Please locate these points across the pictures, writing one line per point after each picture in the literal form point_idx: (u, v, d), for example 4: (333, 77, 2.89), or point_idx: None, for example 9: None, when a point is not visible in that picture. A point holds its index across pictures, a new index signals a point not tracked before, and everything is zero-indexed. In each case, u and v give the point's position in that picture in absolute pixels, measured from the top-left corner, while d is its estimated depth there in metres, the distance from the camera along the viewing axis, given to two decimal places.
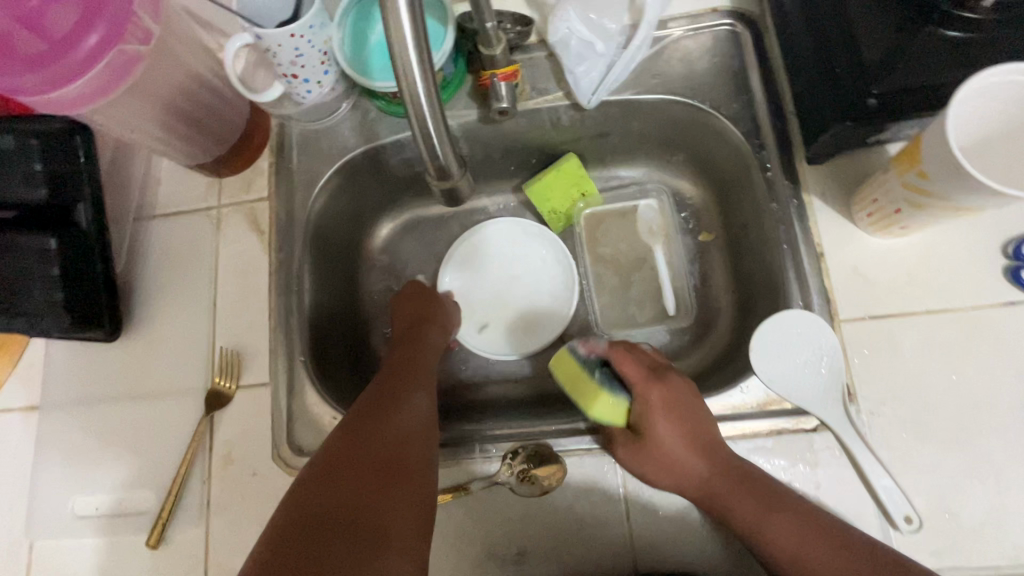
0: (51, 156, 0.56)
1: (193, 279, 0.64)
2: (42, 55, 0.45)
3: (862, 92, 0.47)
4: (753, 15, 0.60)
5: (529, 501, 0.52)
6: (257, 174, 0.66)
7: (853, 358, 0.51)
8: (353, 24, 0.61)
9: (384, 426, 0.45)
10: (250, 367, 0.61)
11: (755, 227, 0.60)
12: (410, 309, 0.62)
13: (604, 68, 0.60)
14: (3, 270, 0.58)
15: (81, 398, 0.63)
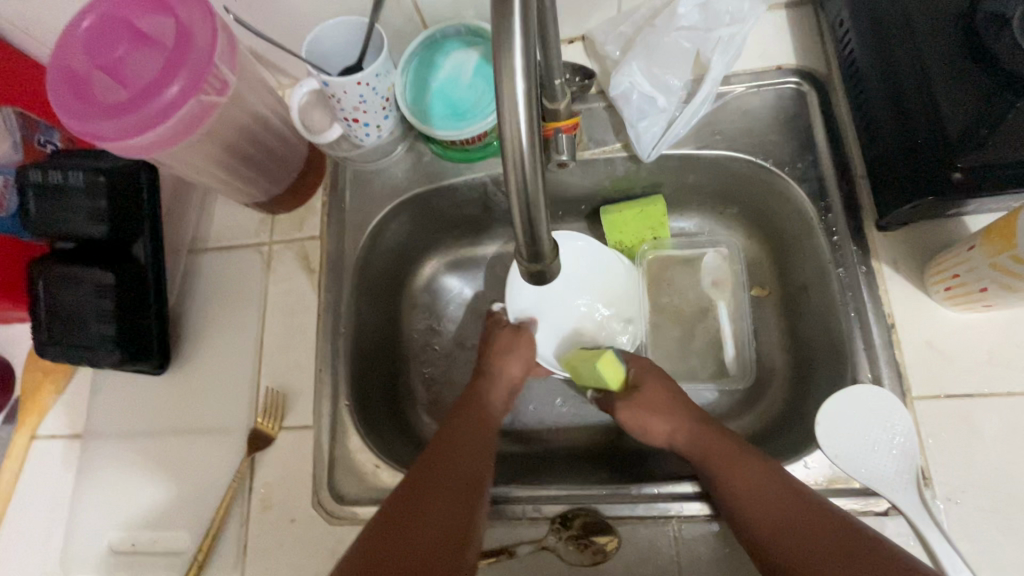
0: (117, 192, 0.56)
1: (241, 315, 0.64)
2: (126, 104, 0.46)
3: (946, 164, 0.45)
4: (819, 75, 0.59)
5: (578, 569, 0.50)
6: (310, 213, 0.66)
7: (927, 439, 0.48)
8: (415, 70, 0.61)
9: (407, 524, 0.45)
10: (294, 408, 0.60)
11: (817, 290, 0.58)
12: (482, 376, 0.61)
13: (665, 122, 0.60)
14: (60, 302, 0.57)
15: (124, 429, 0.63)
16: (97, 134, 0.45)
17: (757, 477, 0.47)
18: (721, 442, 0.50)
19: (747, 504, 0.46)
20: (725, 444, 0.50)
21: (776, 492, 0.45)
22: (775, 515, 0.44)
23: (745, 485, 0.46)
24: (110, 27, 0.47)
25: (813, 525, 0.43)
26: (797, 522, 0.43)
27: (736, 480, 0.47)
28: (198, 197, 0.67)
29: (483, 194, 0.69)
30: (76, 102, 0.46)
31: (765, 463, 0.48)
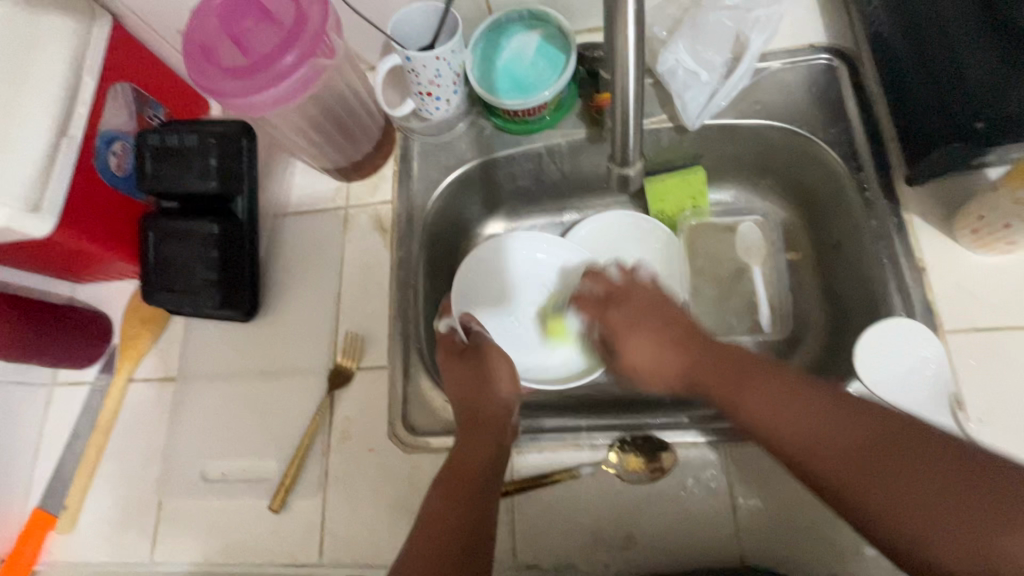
0: (224, 154, 0.65)
1: (320, 270, 0.71)
2: (249, 69, 0.53)
3: (970, 116, 0.51)
4: (848, 51, 0.65)
5: (636, 488, 0.55)
6: (382, 180, 0.73)
7: (959, 368, 0.53)
8: (483, 50, 0.68)
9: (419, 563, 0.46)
10: (370, 351, 0.66)
11: (850, 244, 0.64)
12: (459, 374, 0.58)
13: (708, 94, 0.66)
14: (172, 252, 0.66)
15: (214, 372, 0.70)
16: (223, 93, 0.53)
17: (776, 390, 0.45)
18: (731, 355, 0.49)
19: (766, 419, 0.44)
20: (718, 351, 0.49)
21: (824, 410, 0.43)
22: (822, 432, 0.42)
23: (772, 405, 0.44)
24: (238, 5, 0.55)
25: (881, 445, 0.40)
26: (876, 456, 0.40)
27: (761, 396, 0.45)
28: (281, 166, 0.75)
29: (537, 165, 0.76)
30: (208, 66, 0.54)
31: (794, 379, 0.45)
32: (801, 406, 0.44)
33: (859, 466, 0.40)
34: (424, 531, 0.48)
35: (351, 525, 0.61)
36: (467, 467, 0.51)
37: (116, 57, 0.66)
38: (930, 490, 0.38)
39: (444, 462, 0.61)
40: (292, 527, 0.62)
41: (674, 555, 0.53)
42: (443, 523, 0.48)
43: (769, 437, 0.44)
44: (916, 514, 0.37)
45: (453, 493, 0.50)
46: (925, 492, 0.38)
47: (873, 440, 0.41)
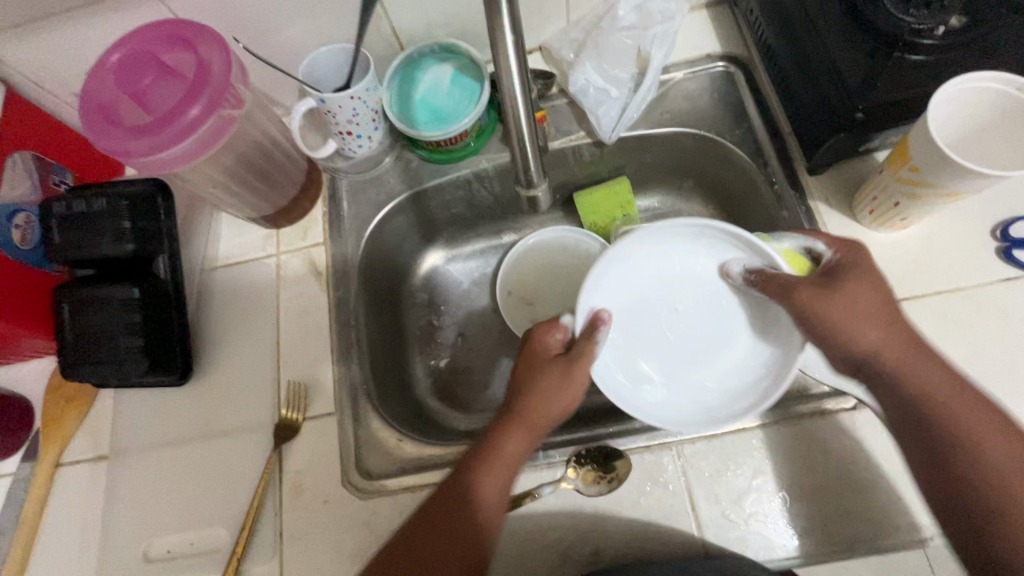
0: (139, 214, 0.62)
1: (257, 320, 0.69)
2: (151, 125, 0.52)
3: (851, 107, 0.54)
4: (742, 58, 0.70)
5: (597, 501, 0.55)
6: (312, 223, 0.72)
7: None
8: (398, 86, 0.69)
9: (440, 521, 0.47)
10: (316, 398, 0.64)
11: (769, 235, 0.67)
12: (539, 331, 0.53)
13: (620, 108, 0.69)
14: (88, 322, 0.62)
15: (150, 442, 0.66)
16: (126, 152, 0.51)
17: (949, 383, 0.43)
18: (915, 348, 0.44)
19: (959, 415, 0.42)
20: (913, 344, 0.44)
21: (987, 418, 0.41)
22: (998, 472, 0.40)
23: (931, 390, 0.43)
24: (135, 61, 0.54)
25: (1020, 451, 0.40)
26: None
27: (960, 417, 0.42)
28: (205, 220, 0.73)
29: (467, 192, 0.77)
30: (106, 125, 0.52)
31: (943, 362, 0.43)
32: (970, 398, 0.42)
33: (979, 438, 0.41)
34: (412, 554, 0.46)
35: None
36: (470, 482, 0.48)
37: (13, 126, 0.63)
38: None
39: (403, 503, 0.59)
40: None
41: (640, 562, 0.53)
42: (435, 542, 0.46)
43: (950, 439, 0.41)
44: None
45: (449, 510, 0.47)
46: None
47: (1000, 433, 0.41)
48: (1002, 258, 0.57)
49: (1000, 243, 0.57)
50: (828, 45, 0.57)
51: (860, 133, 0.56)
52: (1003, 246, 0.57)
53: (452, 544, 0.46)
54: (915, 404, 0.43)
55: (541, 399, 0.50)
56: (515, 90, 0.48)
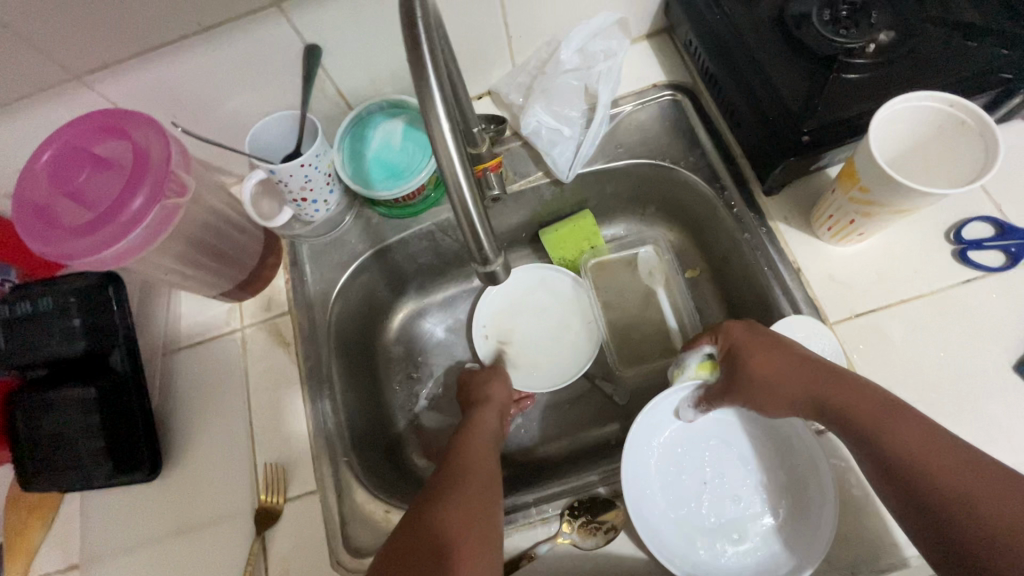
0: (88, 310, 0.59)
1: (226, 400, 0.66)
2: (92, 222, 0.50)
3: (795, 131, 0.56)
4: (687, 85, 0.71)
5: (595, 554, 0.53)
6: (276, 292, 0.70)
7: (852, 355, 0.56)
8: (349, 147, 0.69)
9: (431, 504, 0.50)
10: (296, 477, 0.62)
11: (734, 256, 0.68)
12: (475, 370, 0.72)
13: (574, 147, 0.70)
14: (44, 428, 0.59)
15: (123, 545, 0.62)
16: (68, 254, 0.49)
17: (821, 376, 0.49)
18: (782, 354, 0.52)
19: (849, 402, 0.47)
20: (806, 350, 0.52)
21: (881, 397, 0.46)
22: (902, 449, 0.43)
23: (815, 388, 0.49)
24: (68, 157, 0.52)
25: (903, 417, 0.44)
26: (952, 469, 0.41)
27: (853, 401, 0.47)
28: (164, 302, 0.70)
29: (432, 242, 0.76)
30: (44, 228, 0.50)
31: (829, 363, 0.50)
32: (849, 384, 0.48)
33: (870, 418, 0.46)
34: (403, 536, 0.48)
35: None
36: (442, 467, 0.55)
37: None
38: (933, 454, 0.42)
39: None
40: None
41: None
42: (422, 518, 0.48)
43: (859, 420, 0.46)
44: (929, 467, 0.42)
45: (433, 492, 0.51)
46: (945, 465, 0.41)
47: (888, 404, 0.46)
48: (959, 260, 0.58)
49: (956, 246, 0.58)
50: (767, 72, 0.59)
51: (809, 158, 0.56)
52: (958, 248, 0.58)
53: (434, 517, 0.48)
54: (820, 407, 0.49)
55: (490, 394, 0.65)
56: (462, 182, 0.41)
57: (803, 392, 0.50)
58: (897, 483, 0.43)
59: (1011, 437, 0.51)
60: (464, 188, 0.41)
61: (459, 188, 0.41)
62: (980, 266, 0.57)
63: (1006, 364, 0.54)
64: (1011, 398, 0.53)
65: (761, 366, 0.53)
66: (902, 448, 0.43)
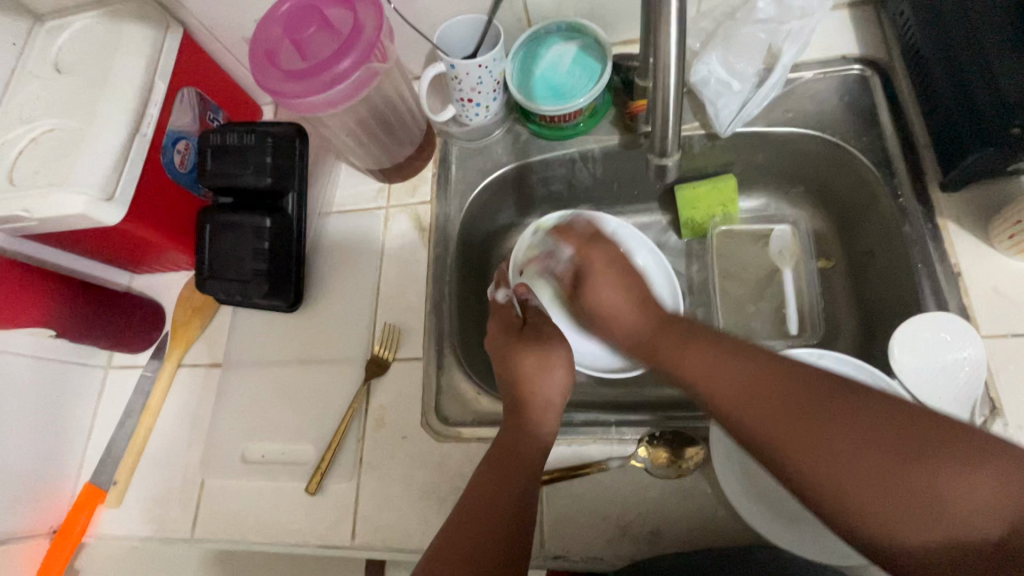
0: (278, 153, 0.69)
1: (361, 264, 0.74)
2: (306, 71, 0.58)
3: (1005, 125, 0.51)
4: (882, 62, 0.66)
5: (665, 484, 0.55)
6: (422, 182, 0.77)
7: (997, 373, 0.52)
8: (521, 60, 0.72)
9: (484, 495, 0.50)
10: (406, 343, 0.69)
11: (884, 250, 0.64)
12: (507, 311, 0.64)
13: (740, 103, 0.68)
14: (225, 244, 0.70)
15: (258, 359, 0.73)
16: (282, 93, 0.57)
17: (730, 365, 0.47)
18: (712, 351, 0.49)
19: (761, 427, 0.44)
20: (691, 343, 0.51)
21: (802, 391, 0.44)
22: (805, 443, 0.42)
23: (739, 396, 0.46)
24: (302, 12, 0.60)
25: (813, 406, 0.43)
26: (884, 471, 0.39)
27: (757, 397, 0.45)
28: (327, 168, 0.79)
29: (570, 171, 0.78)
30: (270, 67, 0.59)
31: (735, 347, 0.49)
32: (756, 376, 0.46)
33: (801, 424, 0.42)
34: (475, 507, 0.49)
35: (382, 509, 0.62)
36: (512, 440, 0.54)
37: (183, 63, 0.72)
38: (852, 450, 0.40)
39: (474, 451, 0.62)
40: (327, 510, 0.64)
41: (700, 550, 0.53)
42: (499, 499, 0.49)
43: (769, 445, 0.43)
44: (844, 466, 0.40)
45: (508, 469, 0.51)
46: (858, 445, 0.40)
47: (760, 388, 0.45)
48: None
49: None
50: (989, 54, 0.53)
51: (1011, 151, 0.52)
52: None
53: (511, 500, 0.49)
54: (726, 408, 0.46)
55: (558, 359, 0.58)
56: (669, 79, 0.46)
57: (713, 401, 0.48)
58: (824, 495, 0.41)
59: None
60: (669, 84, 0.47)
61: (666, 64, 0.45)
62: None
63: None
64: None
65: (659, 352, 0.53)
66: (789, 445, 0.42)
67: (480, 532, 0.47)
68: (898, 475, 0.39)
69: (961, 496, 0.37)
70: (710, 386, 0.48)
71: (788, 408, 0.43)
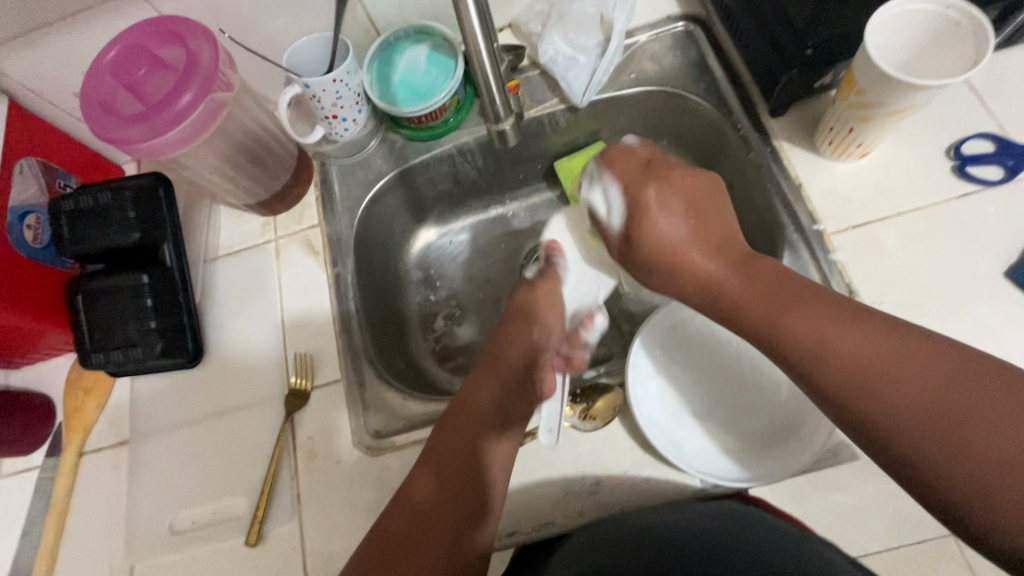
0: (141, 205, 0.66)
1: (261, 299, 0.72)
2: (146, 113, 0.56)
3: (800, 46, 0.58)
4: (701, 15, 0.74)
5: (594, 437, 0.58)
6: (307, 207, 0.76)
7: (842, 259, 0.59)
8: (377, 70, 0.73)
9: (421, 518, 0.51)
10: (322, 367, 0.68)
11: (741, 179, 0.71)
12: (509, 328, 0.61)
13: (590, 72, 0.73)
14: (102, 311, 0.66)
15: (167, 424, 0.69)
16: (123, 138, 0.55)
17: (874, 335, 0.45)
18: (845, 332, 0.45)
19: (902, 409, 0.42)
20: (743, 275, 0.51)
21: (919, 358, 0.43)
22: (922, 375, 0.42)
23: (820, 329, 0.46)
24: (131, 56, 0.58)
25: (922, 362, 0.43)
26: (959, 394, 0.41)
27: (947, 393, 0.42)
28: (205, 212, 0.76)
29: (452, 167, 0.80)
30: (105, 116, 0.56)
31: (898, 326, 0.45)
32: (930, 355, 0.43)
33: (941, 422, 0.41)
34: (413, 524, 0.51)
35: (331, 541, 0.60)
36: (477, 407, 0.56)
37: (16, 135, 0.67)
38: (996, 417, 0.40)
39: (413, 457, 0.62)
40: (273, 557, 0.61)
41: (638, 491, 0.56)
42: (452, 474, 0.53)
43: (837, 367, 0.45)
44: (913, 421, 0.42)
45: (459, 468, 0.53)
46: (988, 419, 0.40)
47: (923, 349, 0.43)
48: (957, 174, 0.60)
49: (955, 161, 0.60)
50: None
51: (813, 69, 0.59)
52: (957, 163, 0.60)
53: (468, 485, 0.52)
54: (870, 385, 0.43)
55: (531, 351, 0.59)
56: (478, 41, 0.49)
57: (894, 423, 0.42)
58: (903, 464, 0.43)
59: (996, 333, 0.54)
60: (485, 64, 0.51)
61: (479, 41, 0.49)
62: (978, 180, 0.59)
63: (998, 269, 0.56)
64: (1000, 302, 0.55)
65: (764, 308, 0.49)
66: (861, 356, 0.44)
67: (418, 537, 0.50)
68: (877, 399, 0.43)
69: (902, 392, 0.43)
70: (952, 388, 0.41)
71: (870, 372, 0.43)
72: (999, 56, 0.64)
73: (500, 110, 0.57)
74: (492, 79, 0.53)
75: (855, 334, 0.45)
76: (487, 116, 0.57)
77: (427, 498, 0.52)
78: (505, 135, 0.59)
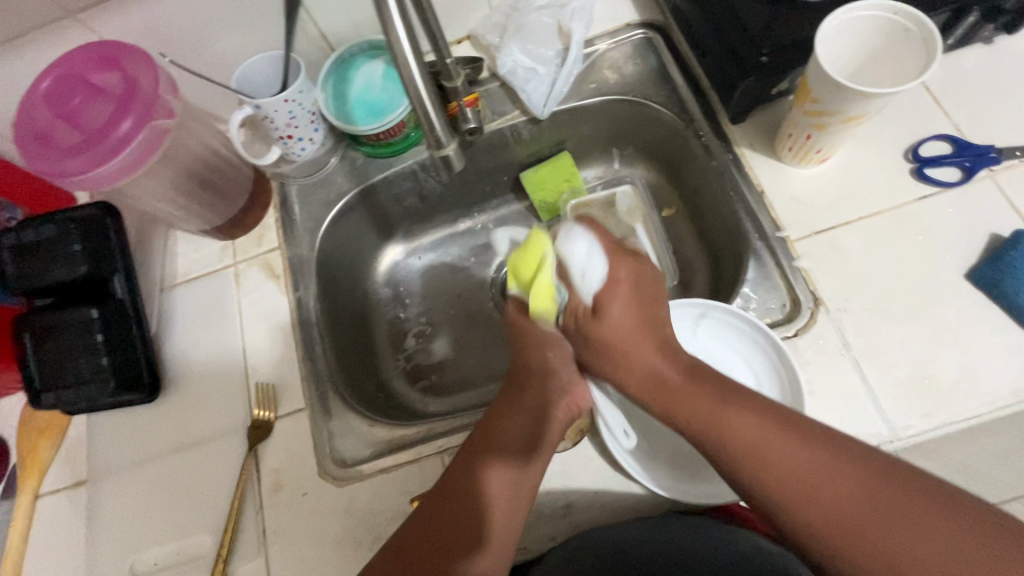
0: (88, 236, 0.63)
1: (220, 328, 0.70)
2: (83, 144, 0.54)
3: (755, 54, 0.58)
4: (659, 22, 0.73)
5: (564, 457, 0.57)
6: (267, 229, 0.74)
7: (805, 266, 0.59)
8: (333, 87, 0.71)
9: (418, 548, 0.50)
10: (284, 397, 0.66)
11: (706, 186, 0.70)
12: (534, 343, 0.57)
13: (550, 82, 0.72)
14: (50, 348, 0.63)
15: (126, 461, 0.66)
16: (59, 171, 0.52)
17: (792, 452, 0.41)
18: (775, 455, 0.42)
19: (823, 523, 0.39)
20: (715, 410, 0.45)
21: (853, 483, 0.40)
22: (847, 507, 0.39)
23: (811, 478, 0.40)
24: (67, 85, 0.56)
25: (845, 482, 0.40)
26: (884, 506, 0.38)
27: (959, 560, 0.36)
28: (160, 239, 0.74)
29: (416, 183, 0.79)
30: (39, 149, 0.53)
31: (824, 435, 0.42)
32: (858, 477, 0.40)
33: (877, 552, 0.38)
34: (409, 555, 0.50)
35: None
36: (498, 435, 0.54)
37: None
38: (937, 536, 0.37)
39: (380, 486, 0.60)
40: None
41: (610, 510, 0.55)
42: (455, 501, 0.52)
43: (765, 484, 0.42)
44: (858, 552, 0.38)
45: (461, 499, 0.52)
46: (921, 534, 0.37)
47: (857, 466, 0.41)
48: (915, 177, 0.60)
49: (913, 164, 0.60)
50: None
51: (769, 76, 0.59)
52: (915, 166, 0.60)
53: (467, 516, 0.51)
54: (810, 519, 0.40)
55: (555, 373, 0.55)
56: (413, 68, 0.47)
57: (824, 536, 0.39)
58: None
59: (958, 336, 0.54)
60: (422, 92, 0.49)
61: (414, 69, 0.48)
62: (936, 182, 0.59)
63: (958, 271, 0.56)
64: (962, 305, 0.55)
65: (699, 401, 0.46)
66: (793, 475, 0.41)
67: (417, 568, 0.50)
68: (811, 528, 0.40)
69: (831, 498, 0.39)
70: (891, 496, 0.39)
71: (805, 480, 0.40)
72: (952, 57, 0.64)
73: (443, 136, 0.55)
74: (431, 107, 0.51)
75: (786, 448, 0.42)
76: (431, 143, 0.56)
77: (427, 528, 0.51)
78: (451, 160, 0.57)
